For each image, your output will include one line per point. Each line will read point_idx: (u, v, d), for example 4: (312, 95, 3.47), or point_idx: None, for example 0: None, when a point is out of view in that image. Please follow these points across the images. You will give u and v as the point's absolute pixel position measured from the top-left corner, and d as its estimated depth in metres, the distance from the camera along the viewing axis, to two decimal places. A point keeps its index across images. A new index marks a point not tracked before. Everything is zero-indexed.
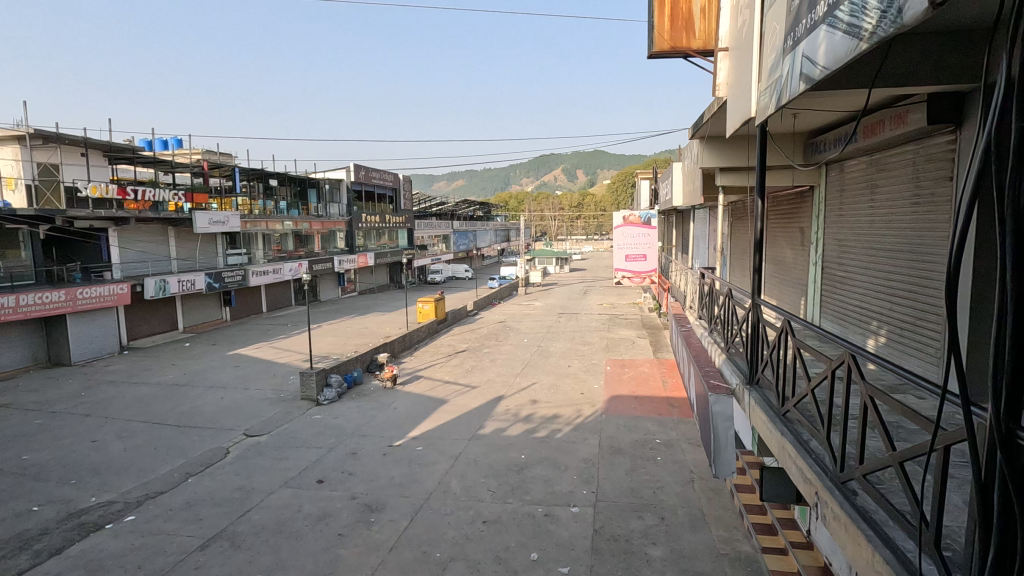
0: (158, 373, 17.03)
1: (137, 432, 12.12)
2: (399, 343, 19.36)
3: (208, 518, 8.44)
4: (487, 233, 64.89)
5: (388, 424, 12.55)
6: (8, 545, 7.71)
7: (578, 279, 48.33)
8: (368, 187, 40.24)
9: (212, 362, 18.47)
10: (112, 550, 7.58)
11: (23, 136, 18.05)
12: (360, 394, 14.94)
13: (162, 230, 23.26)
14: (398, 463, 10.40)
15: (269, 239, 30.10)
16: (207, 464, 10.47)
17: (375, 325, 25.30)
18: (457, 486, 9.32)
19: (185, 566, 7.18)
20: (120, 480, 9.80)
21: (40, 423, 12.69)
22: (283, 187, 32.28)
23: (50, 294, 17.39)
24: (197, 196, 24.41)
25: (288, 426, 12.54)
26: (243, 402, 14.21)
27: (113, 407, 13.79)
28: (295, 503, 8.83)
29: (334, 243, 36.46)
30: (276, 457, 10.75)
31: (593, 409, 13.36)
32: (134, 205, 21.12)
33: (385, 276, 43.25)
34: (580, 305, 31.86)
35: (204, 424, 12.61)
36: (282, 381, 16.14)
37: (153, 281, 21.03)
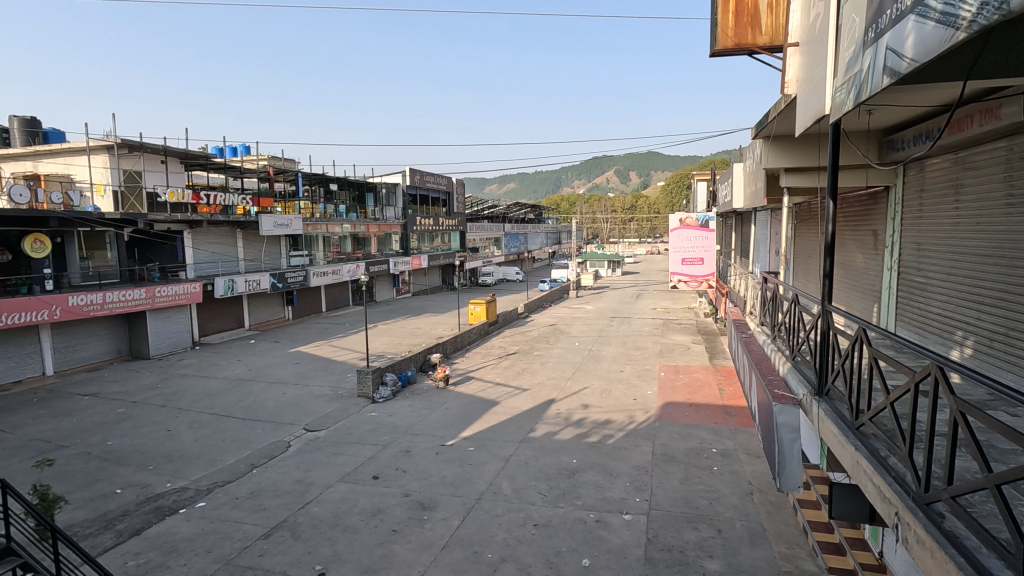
0: (226, 368, 17.99)
1: (207, 424, 12.83)
2: (451, 344, 19.66)
3: (270, 508, 8.83)
4: (538, 236, 65.00)
5: (440, 424, 12.76)
6: (94, 524, 8.35)
7: (632, 283, 47.50)
8: (422, 191, 41.14)
9: (274, 358, 19.35)
10: (184, 534, 8.06)
11: (112, 146, 19.62)
12: (414, 394, 15.29)
13: (232, 232, 24.59)
14: (450, 462, 10.54)
15: (328, 241, 31.26)
16: (271, 456, 10.97)
17: (428, 326, 25.78)
18: (508, 488, 9.37)
19: (250, 552, 7.53)
20: (191, 468, 10.41)
21: (122, 412, 13.68)
22: (343, 192, 33.51)
23: (131, 292, 18.69)
24: (263, 200, 25.65)
25: (345, 422, 12.97)
26: (303, 397, 14.78)
27: (186, 399, 14.69)
28: (351, 498, 9.10)
29: (389, 245, 37.42)
30: (333, 453, 11.12)
31: (645, 415, 13.09)
32: (207, 209, 22.36)
33: (437, 278, 44.02)
34: (633, 309, 31.34)
35: (267, 418, 13.23)
36: (340, 378, 16.69)
37: (222, 281, 22.21)
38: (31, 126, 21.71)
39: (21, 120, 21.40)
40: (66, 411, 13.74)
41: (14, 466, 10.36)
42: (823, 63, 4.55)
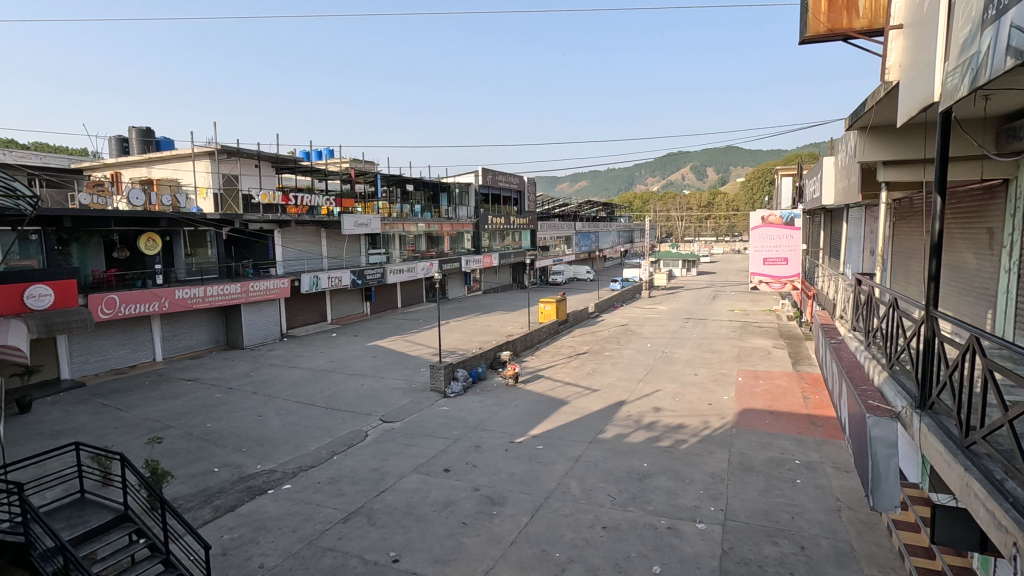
0: (310, 359, 19.11)
1: (293, 411, 13.68)
2: (521, 341, 19.82)
3: (349, 494, 9.29)
4: (609, 235, 64.09)
5: (509, 421, 12.88)
6: (195, 499, 9.14)
7: (708, 283, 45.72)
8: (494, 190, 41.71)
9: (353, 351, 20.32)
10: (272, 513, 8.64)
11: (213, 152, 21.33)
12: (484, 390, 15.55)
13: (316, 231, 26.04)
14: (519, 459, 10.62)
15: (404, 240, 32.42)
16: (350, 444, 11.53)
17: (498, 324, 26.11)
18: (576, 488, 9.31)
19: (330, 535, 7.96)
20: (279, 452, 11.15)
21: (219, 397, 14.89)
22: (418, 192, 34.64)
23: (228, 287, 20.24)
24: (345, 200, 26.93)
25: (418, 415, 13.40)
26: (379, 389, 15.42)
27: (274, 387, 15.76)
28: (423, 488, 9.39)
29: (462, 244, 38.23)
30: (407, 444, 11.53)
31: (721, 421, 12.56)
32: (295, 209, 23.75)
33: (508, 276, 44.46)
34: (709, 311, 30.19)
35: (347, 408, 13.93)
36: (414, 372, 17.27)
37: (307, 278, 23.58)
38: (146, 135, 24.04)
39: (138, 130, 23.69)
40: (173, 394, 15.13)
41: (130, 442, 11.54)
42: (932, 45, 4.16)
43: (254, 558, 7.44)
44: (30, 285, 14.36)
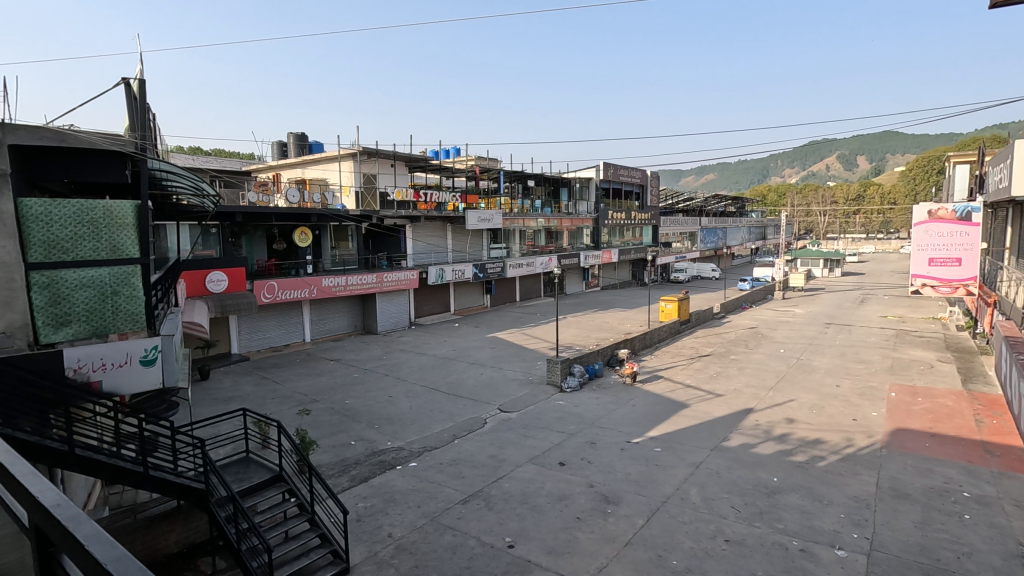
0: (435, 347, 20.24)
1: (419, 394, 14.61)
2: (640, 340, 19.32)
3: (468, 477, 9.73)
4: (738, 231, 60.07)
5: (626, 420, 12.64)
6: (335, 467, 10.15)
7: (855, 285, 40.95)
8: (615, 184, 41.01)
9: (474, 342, 21.17)
10: (400, 488, 9.32)
11: (356, 153, 23.28)
12: (601, 387, 15.42)
13: (443, 227, 27.44)
14: (636, 460, 10.38)
15: (524, 235, 33.38)
16: (470, 430, 12.06)
17: (616, 321, 25.67)
18: (697, 495, 8.89)
19: (451, 514, 8.40)
20: (406, 431, 11.97)
21: (356, 377, 16.36)
22: (538, 187, 35.14)
23: (366, 277, 22.03)
24: (470, 197, 27.96)
25: (535, 407, 13.64)
26: (498, 380, 15.91)
27: (403, 371, 16.95)
28: (539, 480, 9.55)
29: (581, 239, 38.12)
30: (523, 435, 11.79)
31: (869, 440, 11.24)
32: (424, 206, 25.15)
33: (627, 273, 43.56)
34: (855, 316, 27.10)
35: (468, 395, 14.56)
36: (531, 365, 17.57)
37: (434, 270, 24.97)
38: (302, 140, 27.07)
39: (296, 135, 27.06)
40: (318, 372, 16.89)
41: (284, 411, 13.09)
42: None
43: (383, 527, 8.09)
44: (208, 271, 16.96)
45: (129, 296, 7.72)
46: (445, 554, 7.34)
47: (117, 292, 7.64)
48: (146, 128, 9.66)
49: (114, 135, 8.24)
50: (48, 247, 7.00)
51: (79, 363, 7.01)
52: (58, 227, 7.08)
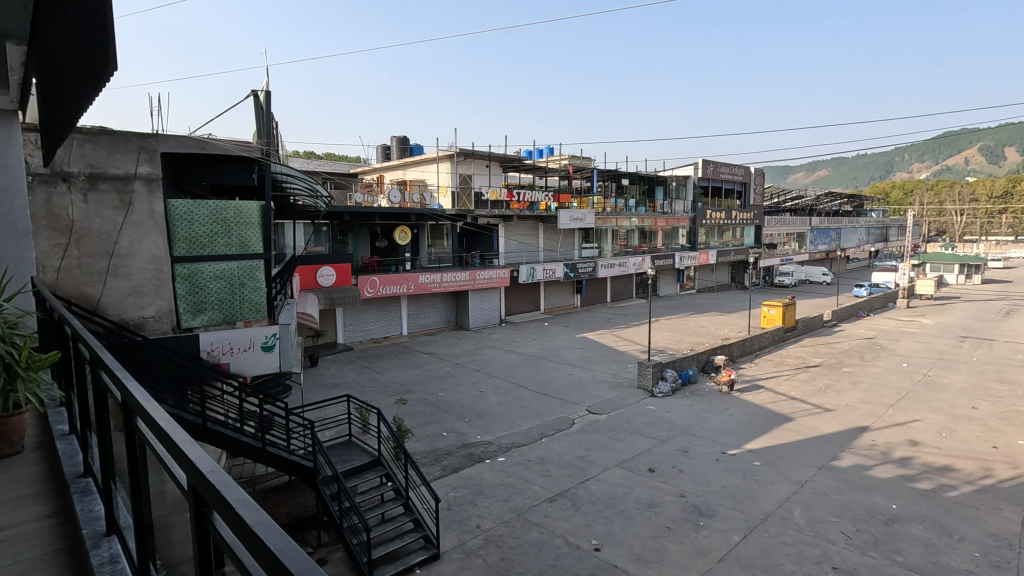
0: (525, 345, 20.46)
1: (508, 391, 14.86)
2: (739, 347, 18.32)
3: (555, 476, 9.74)
4: (854, 232, 55.06)
5: (722, 430, 12.03)
6: (428, 456, 10.59)
7: (998, 295, 35.99)
8: (715, 182, 39.21)
9: (563, 341, 21.15)
10: (488, 481, 9.54)
11: (453, 154, 24.05)
12: (694, 394, 14.82)
13: (535, 226, 27.64)
14: (732, 473, 9.86)
15: (616, 235, 32.85)
16: (558, 430, 12.07)
17: (713, 325, 24.52)
18: (800, 516, 8.28)
19: (537, 511, 8.47)
20: (495, 426, 12.23)
21: (448, 371, 16.95)
22: (632, 186, 34.44)
23: (460, 274, 22.75)
24: (562, 196, 27.93)
25: (624, 410, 13.38)
26: (587, 381, 15.79)
27: (493, 367, 17.32)
28: (627, 484, 9.36)
29: (676, 240, 36.87)
30: (612, 437, 11.61)
31: (1012, 471, 9.86)
32: (517, 205, 25.49)
33: (725, 275, 41.48)
34: (998, 329, 23.86)
35: (556, 394, 14.58)
36: (621, 368, 17.25)
37: (525, 269, 25.24)
38: (404, 143, 28.59)
39: (398, 139, 28.56)
40: (414, 364, 17.70)
41: (382, 400, 13.86)
42: None
43: (472, 518, 8.32)
44: (318, 266, 18.36)
45: (253, 287, 8.48)
46: (531, 549, 7.42)
47: (244, 283, 8.43)
48: (271, 135, 10.64)
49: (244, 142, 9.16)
50: (189, 242, 7.91)
51: (211, 347, 8.02)
52: (197, 225, 7.97)
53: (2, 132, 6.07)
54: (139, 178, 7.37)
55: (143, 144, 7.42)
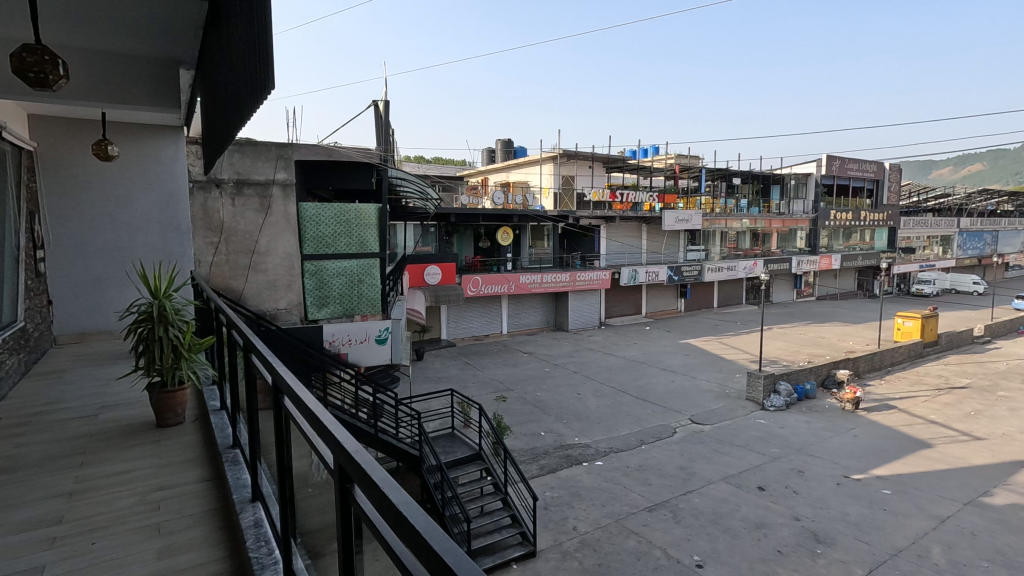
0: (625, 349, 20.03)
1: (607, 395, 14.63)
2: (866, 361, 16.61)
3: (655, 485, 9.45)
4: (1016, 235, 47.69)
5: (845, 451, 10.97)
6: (526, 454, 10.74)
7: None
8: (841, 180, 35.84)
9: (665, 347, 20.42)
10: (586, 484, 9.48)
11: (556, 156, 24.17)
12: (812, 411, 13.66)
13: (638, 227, 26.95)
14: (856, 500, 8.97)
15: (725, 237, 31.14)
16: (658, 437, 11.70)
17: (835, 336, 22.41)
18: (940, 556, 7.34)
19: (635, 519, 8.27)
20: (594, 430, 12.11)
21: (547, 371, 17.05)
22: (745, 185, 32.44)
23: (560, 275, 22.76)
24: (668, 196, 27.01)
25: (731, 423, 12.66)
26: (691, 389, 15.13)
27: (592, 370, 17.15)
28: (733, 501, 8.84)
29: (793, 242, 34.23)
30: (717, 450, 11.03)
31: None
32: (620, 206, 24.99)
33: (851, 282, 37.78)
34: None
35: (657, 401, 14.13)
36: (729, 377, 16.33)
37: (627, 271, 24.68)
38: (509, 146, 29.24)
39: (503, 143, 29.21)
40: (513, 363, 18.01)
41: (483, 396, 14.26)
42: None
43: (569, 519, 8.32)
44: (426, 265, 19.28)
45: (369, 284, 9.04)
46: (628, 557, 7.27)
47: (362, 281, 9.03)
48: (389, 142, 11.32)
49: (365, 149, 9.91)
50: (316, 242, 8.63)
51: (332, 338, 8.67)
52: (323, 226, 8.66)
53: (171, 149, 7.87)
54: (276, 184, 8.20)
55: (280, 153, 8.23)
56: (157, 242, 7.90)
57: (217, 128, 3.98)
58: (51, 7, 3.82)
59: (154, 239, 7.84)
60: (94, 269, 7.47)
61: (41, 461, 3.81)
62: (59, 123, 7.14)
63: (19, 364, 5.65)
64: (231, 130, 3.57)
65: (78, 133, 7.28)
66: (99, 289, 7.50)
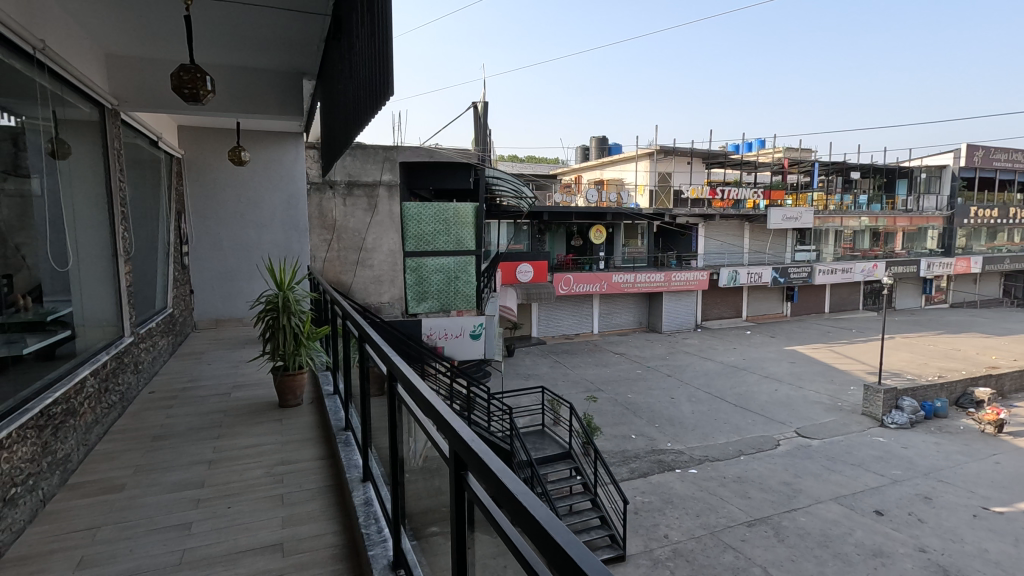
0: (723, 354, 19.06)
1: (703, 401, 14.01)
2: (1012, 379, 14.56)
3: (756, 499, 8.92)
4: None
5: (984, 480, 9.71)
6: (616, 456, 10.57)
7: None
8: (984, 173, 31.63)
9: (768, 353, 19.18)
10: (679, 492, 9.15)
11: (653, 152, 23.45)
12: (943, 432, 12.22)
13: (740, 226, 25.42)
14: (997, 536, 7.91)
15: (840, 236, 28.61)
16: (759, 449, 11.02)
17: (972, 349, 19.85)
18: None
19: (733, 533, 7.86)
20: (688, 437, 11.65)
21: (639, 373, 16.65)
22: (865, 179, 29.62)
23: (654, 275, 22.11)
24: (774, 193, 25.38)
25: (844, 438, 11.64)
26: (797, 399, 14.10)
27: (687, 374, 16.50)
28: (846, 524, 8.14)
29: (922, 243, 30.76)
30: (827, 467, 10.19)
31: None
32: (720, 203, 23.69)
33: (994, 288, 33.29)
34: None
35: (759, 410, 13.31)
36: (842, 389, 15.01)
37: (726, 272, 23.48)
38: (603, 143, 28.89)
39: (598, 140, 28.90)
40: (604, 363, 17.77)
41: (573, 395, 14.23)
42: None
43: (660, 526, 8.08)
44: (519, 263, 19.51)
45: (465, 279, 9.47)
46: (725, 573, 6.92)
47: (459, 276, 9.46)
48: (487, 143, 11.55)
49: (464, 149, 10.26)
50: (418, 239, 9.10)
51: (430, 331, 9.12)
52: (424, 223, 9.12)
53: (292, 155, 8.55)
54: (383, 184, 8.68)
55: (386, 155, 8.69)
56: (280, 239, 8.65)
57: (337, 137, 4.40)
58: (206, 30, 4.34)
59: (277, 236, 8.59)
60: (228, 263, 8.32)
61: (186, 431, 4.33)
62: (201, 133, 8.04)
63: (168, 346, 6.45)
64: (349, 139, 3.95)
65: (217, 142, 8.15)
66: (231, 280, 8.34)
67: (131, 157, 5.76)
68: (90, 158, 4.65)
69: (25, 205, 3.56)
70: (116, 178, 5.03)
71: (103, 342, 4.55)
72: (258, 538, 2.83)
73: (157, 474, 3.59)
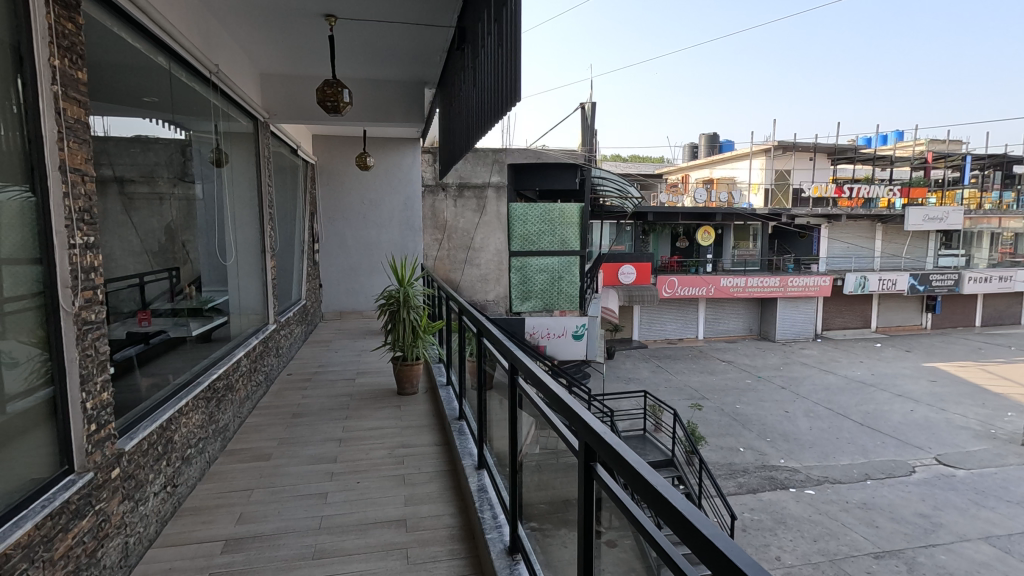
0: (848, 367, 17.41)
1: (823, 417, 12.90)
2: None
3: (885, 529, 8.08)
4: None
5: None
6: (723, 469, 10.06)
7: None
8: None
9: (903, 369, 17.20)
10: (793, 512, 8.53)
11: (769, 149, 21.93)
12: None
13: (870, 227, 23.03)
14: None
15: (998, 239, 24.97)
16: (890, 474, 9.96)
17: None
18: None
19: (857, 564, 7.19)
20: (805, 454, 10.81)
21: (749, 383, 15.69)
22: None
23: (767, 279, 20.81)
24: (913, 190, 22.81)
25: (998, 470, 10.18)
26: (939, 422, 12.54)
27: (805, 387, 15.26)
28: (999, 568, 7.14)
29: None
30: (976, 502, 8.97)
31: None
32: (847, 202, 21.84)
33: None
34: None
35: (890, 432, 12.01)
36: (996, 415, 13.12)
37: (853, 278, 21.50)
38: (713, 141, 27.57)
39: (708, 137, 27.63)
40: (710, 370, 16.95)
41: (676, 401, 13.74)
42: None
43: (771, 547, 7.60)
44: (621, 264, 19.16)
45: (569, 280, 9.69)
46: None
47: (563, 277, 9.72)
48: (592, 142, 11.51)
49: (571, 151, 10.47)
50: (523, 239, 9.49)
51: (533, 330, 9.31)
52: (530, 224, 9.49)
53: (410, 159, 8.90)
54: (491, 186, 9.28)
55: (496, 157, 9.33)
56: (397, 237, 9.03)
57: (456, 138, 4.61)
58: (346, 46, 4.75)
59: (395, 235, 8.98)
60: (351, 259, 8.97)
61: (319, 410, 4.80)
62: (333, 140, 8.77)
63: (302, 333, 7.16)
64: (469, 142, 4.13)
65: (345, 147, 8.81)
66: (354, 276, 9.01)
67: (276, 164, 6.47)
68: (246, 167, 5.30)
69: (191, 207, 4.11)
70: (265, 182, 5.67)
71: (251, 328, 5.15)
72: (383, 512, 3.08)
73: (297, 446, 4.01)
